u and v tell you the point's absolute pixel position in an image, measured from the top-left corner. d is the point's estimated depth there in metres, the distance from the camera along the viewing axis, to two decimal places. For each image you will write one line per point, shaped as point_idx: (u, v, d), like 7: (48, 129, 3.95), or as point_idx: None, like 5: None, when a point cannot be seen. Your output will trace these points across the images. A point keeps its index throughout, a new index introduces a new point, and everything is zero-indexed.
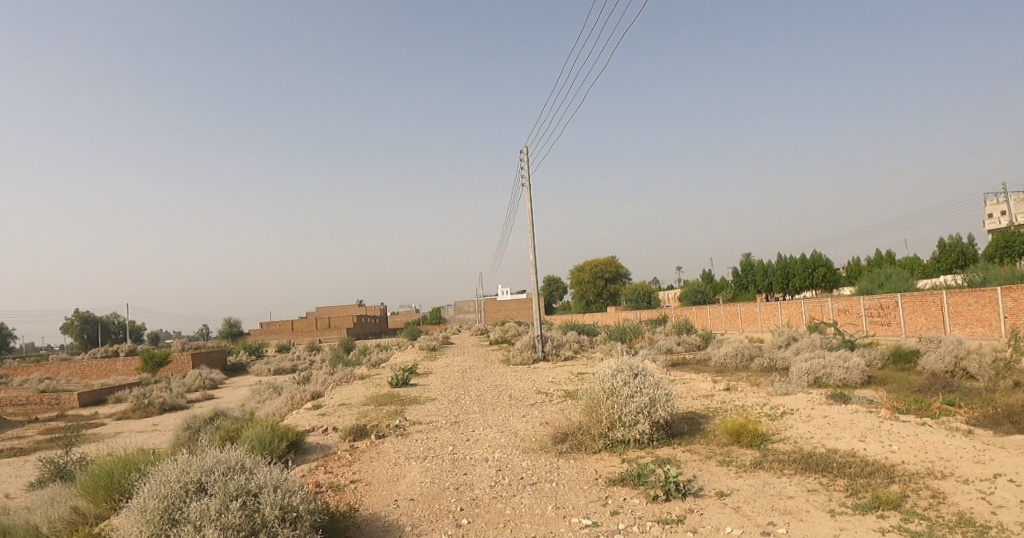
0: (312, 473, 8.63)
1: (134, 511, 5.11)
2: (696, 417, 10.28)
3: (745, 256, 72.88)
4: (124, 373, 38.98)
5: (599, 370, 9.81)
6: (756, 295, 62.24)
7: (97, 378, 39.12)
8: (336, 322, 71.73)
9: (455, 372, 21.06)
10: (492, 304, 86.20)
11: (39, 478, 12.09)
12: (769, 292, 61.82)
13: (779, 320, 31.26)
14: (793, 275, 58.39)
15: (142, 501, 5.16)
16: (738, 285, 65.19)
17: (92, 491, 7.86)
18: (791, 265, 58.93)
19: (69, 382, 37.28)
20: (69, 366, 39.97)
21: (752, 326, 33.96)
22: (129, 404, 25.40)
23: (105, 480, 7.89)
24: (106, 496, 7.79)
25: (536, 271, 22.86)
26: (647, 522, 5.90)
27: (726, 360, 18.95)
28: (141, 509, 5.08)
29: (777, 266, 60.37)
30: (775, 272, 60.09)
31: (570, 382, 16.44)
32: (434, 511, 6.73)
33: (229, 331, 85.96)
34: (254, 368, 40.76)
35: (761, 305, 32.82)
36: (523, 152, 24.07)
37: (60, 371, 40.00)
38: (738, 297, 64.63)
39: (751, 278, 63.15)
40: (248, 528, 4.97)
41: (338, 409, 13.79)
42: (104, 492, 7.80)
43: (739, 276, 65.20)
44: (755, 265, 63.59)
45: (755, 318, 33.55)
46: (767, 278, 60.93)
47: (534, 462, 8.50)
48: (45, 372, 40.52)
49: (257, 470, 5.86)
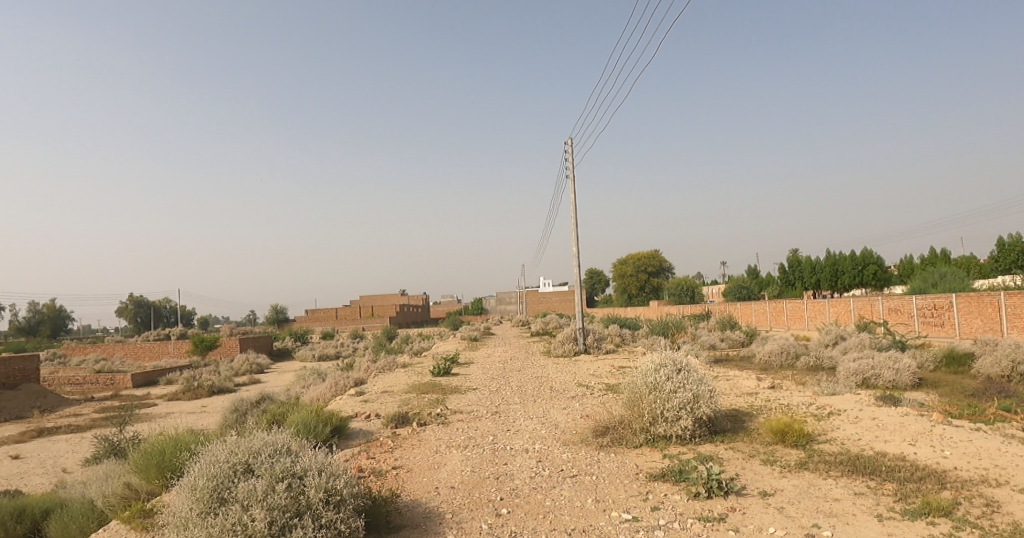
0: (355, 458, 8.95)
1: (185, 489, 5.40)
2: (738, 415, 10.15)
3: (792, 250, 71.15)
4: (175, 355, 40.66)
5: (642, 365, 9.83)
6: (802, 293, 60.61)
7: (149, 359, 41.01)
8: (378, 310, 73.33)
9: (497, 362, 21.38)
10: (532, 296, 86.36)
11: (95, 454, 12.82)
12: (816, 290, 60.08)
13: (826, 318, 30.40)
14: (841, 272, 56.60)
15: (192, 480, 5.44)
16: (784, 282, 63.65)
17: (144, 469, 8.24)
18: (840, 262, 57.17)
19: (123, 363, 39.17)
20: (123, 347, 41.98)
21: (798, 324, 33.17)
22: (179, 385, 26.54)
23: (157, 458, 8.27)
24: (158, 474, 8.17)
25: (578, 264, 22.83)
26: (689, 519, 5.93)
27: (770, 357, 18.56)
28: (191, 487, 5.36)
29: (825, 263, 58.59)
30: (823, 269, 58.35)
31: (610, 375, 16.40)
32: (474, 500, 6.90)
33: (276, 317, 89.14)
34: (299, 353, 42.03)
35: (808, 303, 31.99)
36: (568, 144, 24.02)
37: (115, 352, 42.02)
38: (785, 294, 63.28)
39: (797, 274, 61.55)
40: (293, 509, 5.23)
41: (381, 396, 14.15)
42: (156, 470, 8.19)
43: (785, 272, 63.58)
44: (802, 261, 61.92)
45: (801, 315, 32.72)
46: (814, 275, 59.37)
47: (575, 455, 8.60)
48: (100, 352, 42.60)
49: (302, 453, 6.12)
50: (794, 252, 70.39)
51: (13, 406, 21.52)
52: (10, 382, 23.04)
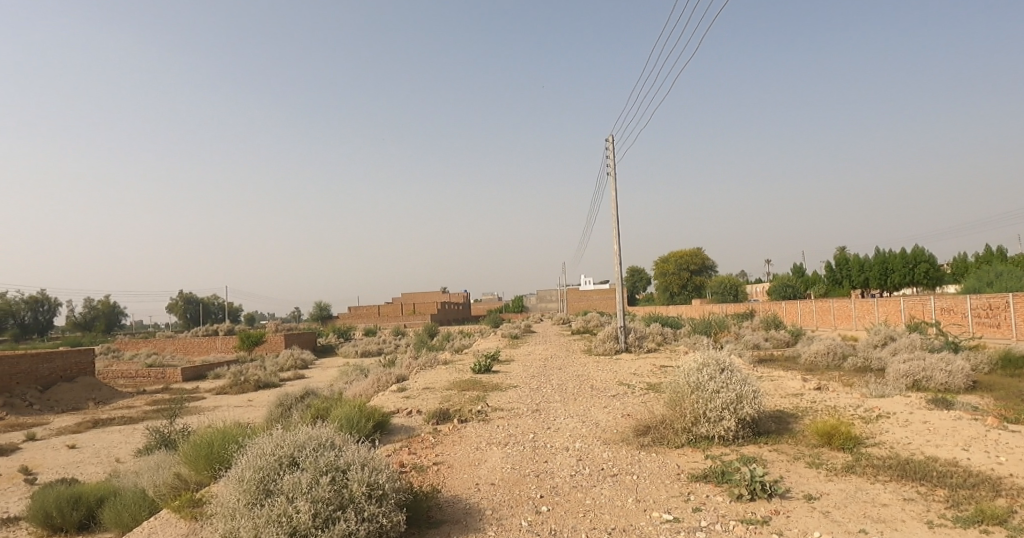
0: (397, 453, 9.18)
1: (234, 480, 5.68)
2: (783, 416, 9.87)
3: (841, 248, 68.43)
4: (223, 350, 42.41)
5: (684, 364, 9.70)
6: (850, 292, 57.79)
7: (199, 354, 42.89)
8: (421, 307, 74.53)
9: (538, 360, 21.42)
10: (574, 294, 85.92)
11: (147, 445, 13.51)
12: (865, 289, 57.31)
13: (875, 318, 29.05)
14: (891, 271, 53.82)
15: (241, 472, 5.73)
16: (831, 281, 60.76)
17: (194, 461, 8.67)
18: (888, 260, 54.32)
19: (173, 358, 41.08)
20: (173, 343, 44.01)
21: (845, 324, 31.84)
22: (228, 380, 27.69)
23: (206, 450, 8.69)
24: (207, 465, 8.58)
25: (620, 261, 22.62)
26: (731, 521, 5.83)
27: (816, 357, 17.87)
28: (239, 478, 5.64)
29: (874, 261, 55.90)
30: (872, 267, 55.67)
31: (652, 374, 16.20)
32: (514, 496, 6.99)
33: (322, 314, 91.73)
34: (343, 350, 43.20)
35: (856, 302, 30.68)
36: (609, 140, 23.80)
37: (166, 347, 44.08)
38: (831, 294, 60.05)
39: (846, 273, 58.86)
40: (336, 502, 5.42)
41: (422, 393, 14.43)
42: (205, 462, 8.60)
43: (831, 271, 60.76)
44: (851, 259, 59.13)
45: (849, 315, 31.40)
46: (862, 273, 56.61)
47: (616, 454, 8.57)
48: (153, 347, 44.75)
49: (345, 447, 6.33)
50: (842, 250, 67.17)
51: (70, 398, 22.83)
52: (67, 374, 24.41)
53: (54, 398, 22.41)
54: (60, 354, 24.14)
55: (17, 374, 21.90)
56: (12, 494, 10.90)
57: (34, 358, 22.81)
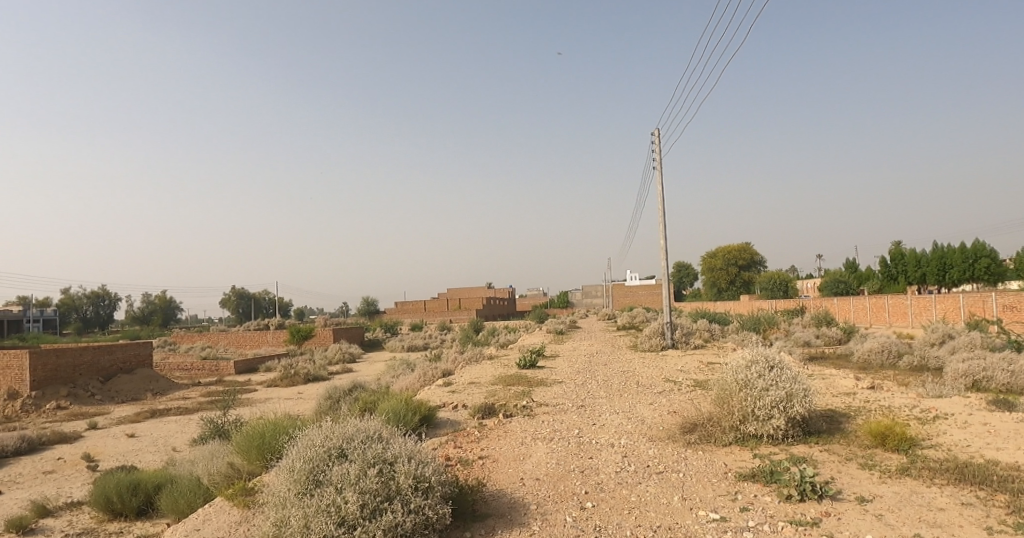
0: (444, 446, 9.40)
1: (286, 470, 5.97)
2: (835, 416, 9.59)
3: (894, 243, 65.12)
4: (274, 344, 44.02)
5: (732, 361, 9.55)
6: (905, 288, 55.22)
7: (251, 347, 44.67)
8: (466, 303, 75.31)
9: (582, 356, 21.40)
10: (619, 289, 85.02)
11: (202, 435, 14.24)
12: (921, 286, 54.61)
13: (931, 315, 27.63)
14: (950, 266, 51.32)
15: (292, 462, 6.01)
16: (885, 277, 57.96)
17: (246, 451, 9.12)
18: (948, 255, 51.80)
19: (227, 351, 42.96)
20: (226, 336, 45.92)
21: (901, 322, 30.44)
22: (279, 373, 28.77)
23: (258, 441, 9.13)
24: (259, 455, 9.02)
25: (665, 256, 22.32)
26: (779, 522, 5.76)
27: (869, 355, 17.19)
28: (291, 468, 5.93)
29: (931, 256, 53.30)
30: (929, 262, 53.14)
31: (700, 371, 15.94)
32: (559, 492, 7.08)
33: (369, 309, 93.95)
34: (390, 344, 44.17)
35: (912, 299, 29.27)
36: (654, 134, 23.47)
37: (219, 340, 46.07)
38: (886, 290, 57.11)
39: (900, 268, 55.97)
40: (383, 493, 5.64)
41: (468, 387, 14.67)
42: (257, 452, 9.04)
43: (887, 266, 58.16)
44: (907, 253, 56.24)
45: (904, 312, 29.99)
46: (919, 269, 54.18)
47: (661, 451, 8.54)
48: (207, 340, 46.84)
49: (392, 440, 6.56)
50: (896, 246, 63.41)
51: (129, 388, 24.19)
52: (127, 365, 25.84)
53: (115, 388, 23.80)
54: (120, 347, 25.55)
55: (81, 365, 23.30)
56: (76, 480, 11.69)
57: (96, 349, 24.21)
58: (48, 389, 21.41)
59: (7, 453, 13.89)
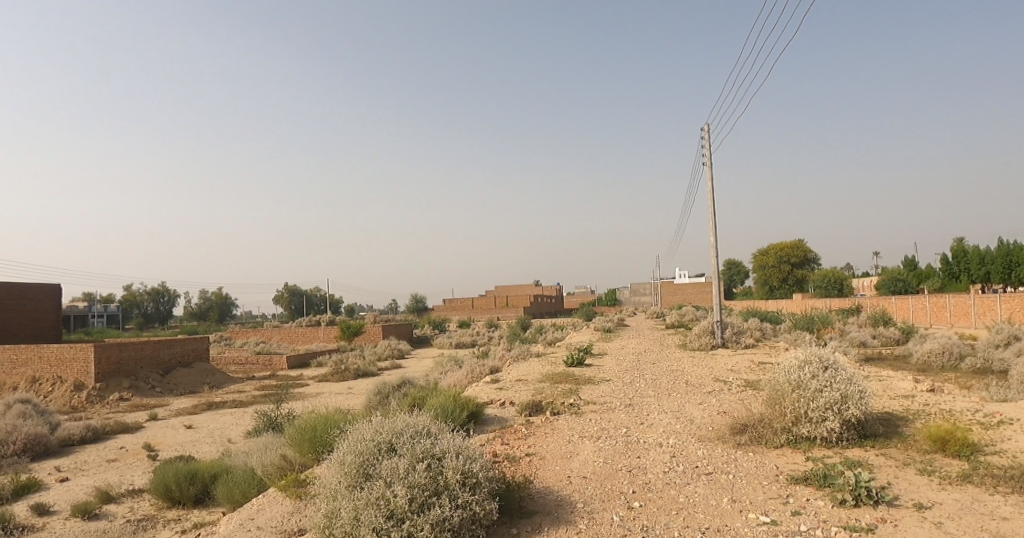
0: (491, 443, 9.58)
1: (338, 462, 6.25)
2: (893, 419, 9.24)
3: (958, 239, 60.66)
4: (325, 340, 45.46)
5: (784, 361, 9.34)
6: (968, 287, 52.31)
7: (303, 343, 46.27)
8: (514, 301, 75.69)
9: (630, 354, 21.24)
10: (668, 287, 83.58)
11: (257, 427, 14.92)
12: (985, 284, 51.42)
13: (998, 315, 26.04)
14: (1016, 264, 47.53)
15: (343, 455, 6.29)
16: (948, 275, 55.41)
17: (298, 443, 9.55)
18: (1014, 252, 48.17)
19: (280, 347, 44.64)
20: (280, 332, 47.68)
21: (963, 322, 28.85)
22: (330, 368, 29.74)
23: (309, 434, 9.54)
24: (310, 448, 9.43)
25: (716, 254, 21.87)
26: (832, 527, 5.65)
27: (929, 357, 16.41)
28: (342, 461, 6.21)
29: (997, 253, 49.85)
30: (994, 260, 49.77)
31: (751, 371, 15.59)
32: (606, 491, 7.13)
33: (417, 306, 95.71)
34: (438, 341, 44.90)
35: (976, 298, 27.68)
36: (704, 129, 23.00)
37: (273, 336, 47.87)
38: (949, 288, 54.72)
39: (963, 266, 53.50)
40: (431, 487, 5.84)
41: (516, 384, 14.85)
42: (309, 445, 9.45)
43: (948, 263, 55.56)
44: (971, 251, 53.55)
45: (967, 312, 28.38)
46: (984, 267, 51.10)
47: (711, 452, 8.45)
48: (262, 336, 48.78)
49: (441, 436, 6.77)
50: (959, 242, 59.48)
51: (187, 381, 25.51)
52: (185, 359, 27.26)
53: (174, 381, 25.17)
54: (178, 341, 26.97)
55: (142, 358, 24.68)
56: (138, 468, 12.48)
57: (156, 344, 25.59)
58: (112, 381, 22.80)
59: (74, 442, 14.93)
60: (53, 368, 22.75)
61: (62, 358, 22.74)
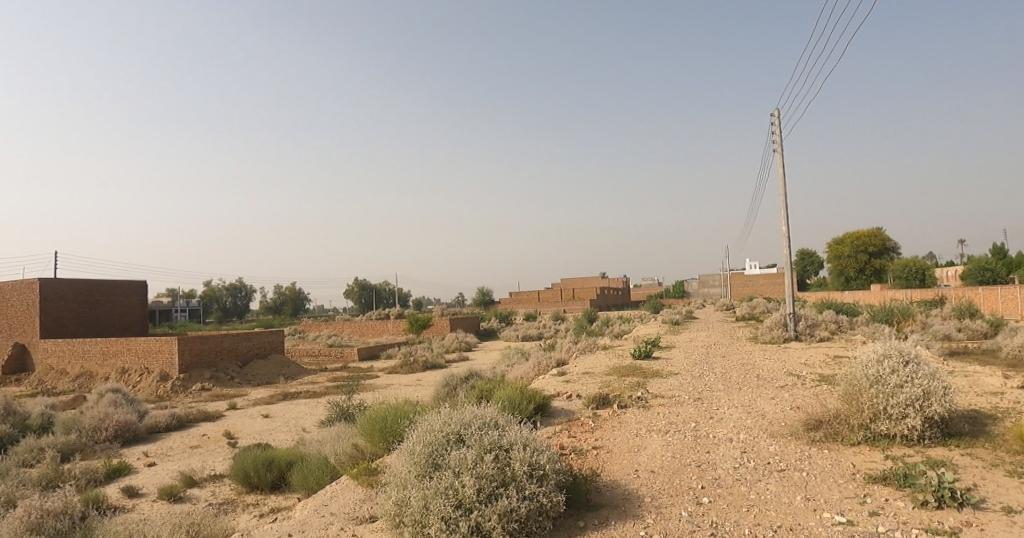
0: (558, 435, 9.76)
1: (409, 452, 6.62)
2: (981, 417, 8.70)
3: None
4: (393, 333, 47.02)
5: (862, 354, 8.98)
6: None
7: (372, 336, 48.07)
8: (579, 293, 75.46)
9: (699, 347, 20.84)
10: (738, 278, 80.80)
11: (329, 417, 15.76)
12: None
13: None
14: None
15: (414, 445, 6.66)
16: None
17: (370, 433, 10.10)
18: None
19: (351, 340, 46.59)
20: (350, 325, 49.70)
21: None
22: (399, 360, 30.82)
23: (380, 425, 10.06)
24: (381, 438, 9.95)
25: (788, 243, 21.06)
26: (913, 530, 5.47)
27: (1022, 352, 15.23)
28: (412, 451, 6.56)
29: None
30: None
31: (826, 365, 14.98)
32: (674, 486, 7.15)
33: (482, 299, 97.18)
34: (503, 334, 45.50)
35: None
36: (775, 113, 22.14)
37: (344, 329, 49.95)
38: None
39: None
40: (499, 478, 6.10)
41: (582, 377, 14.94)
42: (379, 435, 9.98)
43: None
44: None
45: None
46: None
47: (783, 448, 8.27)
48: (334, 329, 50.98)
49: (508, 427, 7.02)
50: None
51: (263, 373, 27.16)
52: (262, 351, 28.99)
53: (251, 372, 26.86)
54: (255, 334, 28.73)
55: (222, 351, 26.46)
56: (219, 455, 13.51)
57: (235, 337, 27.35)
58: (194, 372, 24.64)
59: (160, 428, 16.33)
60: (141, 359, 24.90)
61: (148, 350, 24.79)
